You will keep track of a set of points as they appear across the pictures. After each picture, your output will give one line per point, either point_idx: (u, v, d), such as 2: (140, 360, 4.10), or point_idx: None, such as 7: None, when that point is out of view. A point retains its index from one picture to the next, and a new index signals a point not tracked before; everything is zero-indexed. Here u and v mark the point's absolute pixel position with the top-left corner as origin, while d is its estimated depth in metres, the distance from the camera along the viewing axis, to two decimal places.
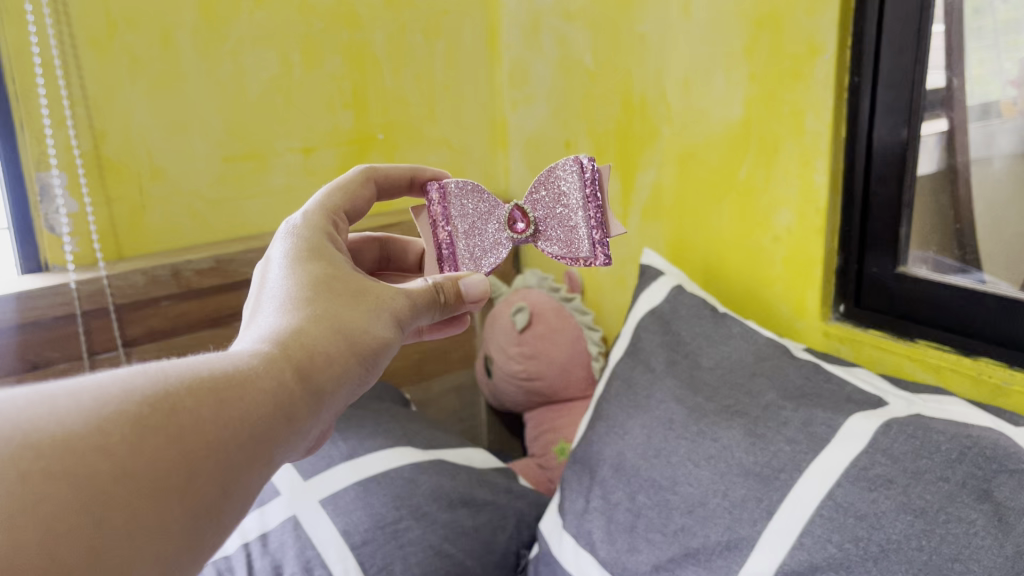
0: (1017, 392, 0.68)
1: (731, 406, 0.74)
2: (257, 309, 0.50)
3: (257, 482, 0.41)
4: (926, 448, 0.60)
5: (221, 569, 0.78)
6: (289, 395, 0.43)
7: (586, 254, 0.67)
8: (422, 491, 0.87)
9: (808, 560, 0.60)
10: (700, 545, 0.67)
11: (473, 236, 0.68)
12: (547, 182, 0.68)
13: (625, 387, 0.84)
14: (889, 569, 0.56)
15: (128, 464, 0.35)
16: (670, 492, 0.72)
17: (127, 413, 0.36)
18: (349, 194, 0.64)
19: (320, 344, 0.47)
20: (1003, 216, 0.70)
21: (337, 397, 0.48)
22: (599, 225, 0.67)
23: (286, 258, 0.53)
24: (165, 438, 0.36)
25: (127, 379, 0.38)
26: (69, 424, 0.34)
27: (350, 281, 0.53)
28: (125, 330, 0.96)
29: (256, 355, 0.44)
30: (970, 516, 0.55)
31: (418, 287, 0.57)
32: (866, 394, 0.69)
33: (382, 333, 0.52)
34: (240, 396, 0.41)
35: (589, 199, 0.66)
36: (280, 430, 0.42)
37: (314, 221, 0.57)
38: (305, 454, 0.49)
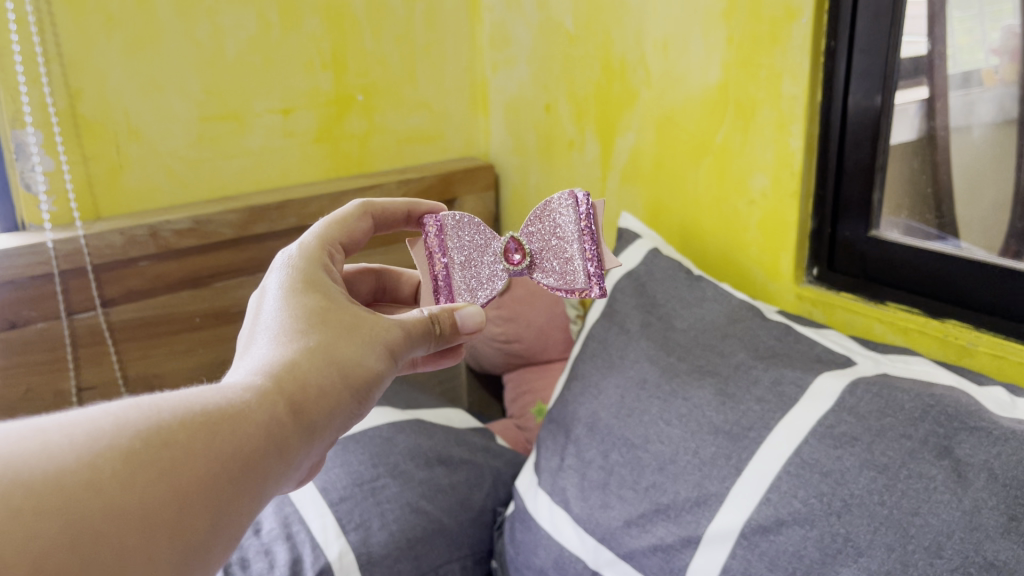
0: (982, 353, 0.69)
1: (702, 366, 0.75)
2: (252, 338, 0.51)
3: (247, 514, 0.43)
4: (890, 406, 0.62)
5: None
6: (279, 428, 0.45)
7: (582, 285, 0.67)
8: (400, 449, 0.88)
9: (775, 515, 0.62)
10: (670, 501, 0.69)
11: (469, 267, 0.68)
12: (542, 216, 0.67)
13: (600, 347, 0.85)
14: (852, 523, 0.58)
15: (117, 500, 0.36)
16: (642, 450, 0.73)
17: (119, 449, 0.38)
18: (345, 228, 0.64)
19: (312, 376, 0.48)
20: (980, 184, 0.71)
21: (329, 429, 0.49)
22: (594, 256, 0.66)
23: (282, 289, 0.53)
24: (155, 473, 0.38)
25: (120, 416, 0.40)
26: (60, 461, 0.36)
27: (345, 313, 0.53)
28: (103, 289, 0.96)
29: (249, 389, 0.45)
30: (930, 472, 0.57)
31: (413, 317, 0.57)
32: (835, 354, 0.71)
33: (376, 365, 0.52)
34: (231, 430, 0.42)
35: (585, 233, 0.66)
36: (270, 462, 0.44)
37: (310, 250, 0.58)
38: (298, 482, 0.50)
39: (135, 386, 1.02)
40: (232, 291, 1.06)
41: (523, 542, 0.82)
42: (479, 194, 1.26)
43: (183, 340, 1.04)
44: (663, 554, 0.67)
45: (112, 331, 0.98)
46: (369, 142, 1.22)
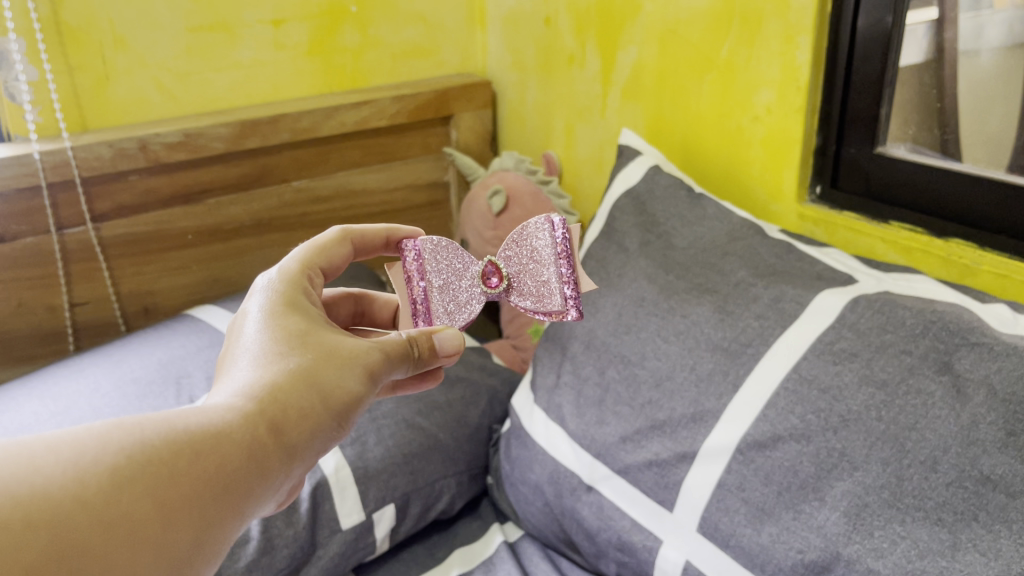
0: (985, 273, 0.69)
1: (701, 284, 0.74)
2: (232, 358, 0.49)
3: (226, 536, 0.42)
4: (891, 323, 0.61)
5: None
6: (260, 448, 0.44)
7: (557, 307, 0.64)
8: None
9: (771, 431, 0.62)
10: (667, 417, 0.69)
11: (447, 290, 0.65)
12: (520, 240, 0.66)
13: (598, 266, 0.84)
14: (849, 439, 0.58)
15: (103, 514, 0.37)
16: (638, 367, 0.73)
17: (104, 465, 0.38)
18: (324, 253, 0.60)
19: (294, 398, 0.46)
20: (987, 108, 0.69)
21: (310, 451, 0.47)
22: (570, 280, 0.64)
23: (262, 310, 0.51)
24: (139, 492, 0.38)
25: (104, 431, 0.40)
26: (47, 475, 0.36)
27: (326, 334, 0.51)
28: (92, 204, 0.94)
29: (230, 408, 0.44)
30: (929, 388, 0.57)
31: (390, 339, 0.54)
32: (836, 273, 0.69)
33: (355, 389, 0.50)
34: (213, 451, 0.42)
35: (560, 255, 0.63)
36: (251, 483, 0.43)
37: (290, 273, 0.56)
38: (277, 504, 0.49)
39: (128, 303, 1.01)
40: (225, 208, 1.04)
41: (519, 458, 0.83)
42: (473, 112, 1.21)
43: (176, 256, 1.02)
44: (658, 470, 0.68)
45: (103, 247, 0.97)
46: (363, 56, 1.18)
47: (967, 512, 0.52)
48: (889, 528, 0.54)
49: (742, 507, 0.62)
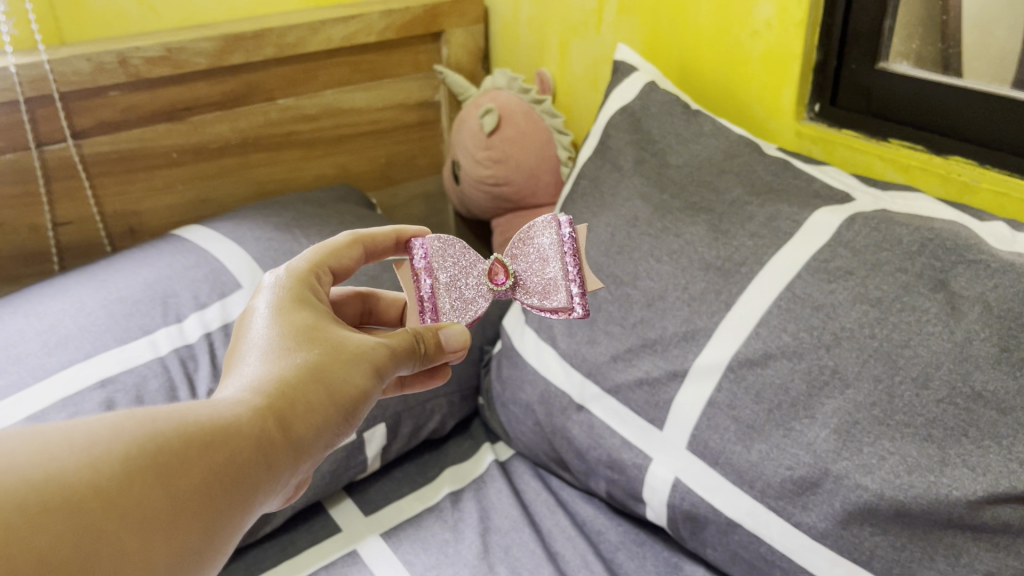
0: (985, 191, 0.68)
1: (697, 203, 0.72)
2: (240, 353, 0.48)
3: (235, 529, 0.41)
4: (887, 241, 0.60)
5: (184, 357, 0.73)
6: (270, 442, 0.43)
7: (563, 304, 0.61)
8: None
9: (763, 349, 0.62)
10: (658, 336, 0.68)
11: (455, 287, 0.61)
12: (525, 239, 0.63)
13: (592, 187, 0.82)
14: (842, 356, 0.58)
15: (116, 502, 0.36)
16: (631, 287, 0.72)
17: (117, 453, 0.37)
18: (333, 255, 0.57)
19: (302, 393, 0.45)
20: (994, 24, 0.66)
21: (318, 448, 0.46)
22: (577, 277, 0.61)
23: (271, 306, 0.50)
24: (151, 483, 0.37)
25: (116, 421, 0.39)
26: (60, 462, 0.36)
27: (334, 330, 0.50)
28: (73, 120, 0.92)
29: (240, 401, 0.43)
30: (924, 305, 0.56)
31: (397, 334, 0.53)
32: (833, 191, 0.68)
33: (364, 385, 0.49)
34: (224, 443, 0.41)
35: (565, 252, 0.61)
36: (259, 477, 0.42)
37: (299, 269, 0.54)
38: (284, 499, 0.48)
39: (114, 223, 0.99)
40: (210, 126, 1.02)
41: (511, 379, 0.83)
42: (465, 29, 1.18)
43: (161, 175, 1.00)
44: (649, 389, 0.68)
45: (86, 164, 0.94)
46: None
47: (957, 428, 0.52)
48: (878, 444, 0.55)
49: (732, 425, 0.62)
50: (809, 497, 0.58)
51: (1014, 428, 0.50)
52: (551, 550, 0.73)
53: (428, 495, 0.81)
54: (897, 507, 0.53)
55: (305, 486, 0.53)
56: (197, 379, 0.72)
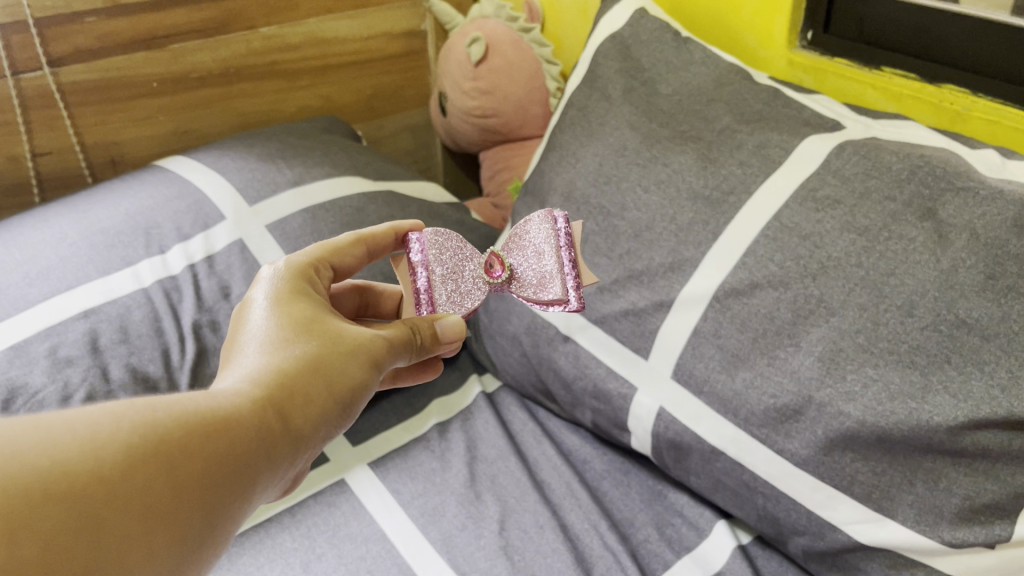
0: (976, 119, 0.68)
1: (686, 132, 0.71)
2: (237, 346, 0.47)
3: (233, 522, 0.40)
4: (877, 169, 0.60)
5: (168, 288, 0.73)
6: (269, 433, 0.42)
7: (557, 296, 0.60)
8: (373, 220, 0.84)
9: (749, 279, 0.62)
10: (645, 268, 0.68)
11: (451, 279, 0.61)
12: (520, 234, 0.63)
13: (580, 116, 0.81)
14: (828, 286, 0.58)
15: (119, 490, 0.35)
16: (618, 218, 0.71)
17: (119, 442, 0.36)
18: (335, 253, 0.58)
19: (299, 385, 0.45)
20: None
21: (314, 440, 0.46)
22: (571, 269, 0.60)
23: (268, 298, 0.49)
24: (153, 474, 0.36)
25: (117, 411, 0.38)
26: (62, 451, 0.35)
27: (330, 323, 0.49)
28: (48, 48, 0.89)
29: (239, 391, 0.43)
30: (911, 234, 0.56)
31: (393, 327, 0.53)
32: (823, 119, 0.67)
33: (360, 377, 0.48)
34: (227, 433, 0.40)
35: (560, 244, 0.60)
36: (259, 469, 0.41)
37: (297, 263, 0.54)
38: (277, 494, 0.47)
39: (95, 154, 0.98)
40: (190, 55, 0.99)
41: (498, 311, 0.83)
42: None
43: (141, 106, 0.98)
44: (635, 319, 0.68)
45: (63, 93, 0.92)
46: None
47: (940, 355, 0.52)
48: (861, 371, 0.55)
49: (717, 354, 0.63)
50: (792, 425, 0.58)
51: (997, 354, 0.50)
52: (537, 478, 0.75)
53: (416, 427, 0.81)
54: (879, 434, 0.54)
55: (297, 482, 0.52)
56: (181, 311, 0.72)
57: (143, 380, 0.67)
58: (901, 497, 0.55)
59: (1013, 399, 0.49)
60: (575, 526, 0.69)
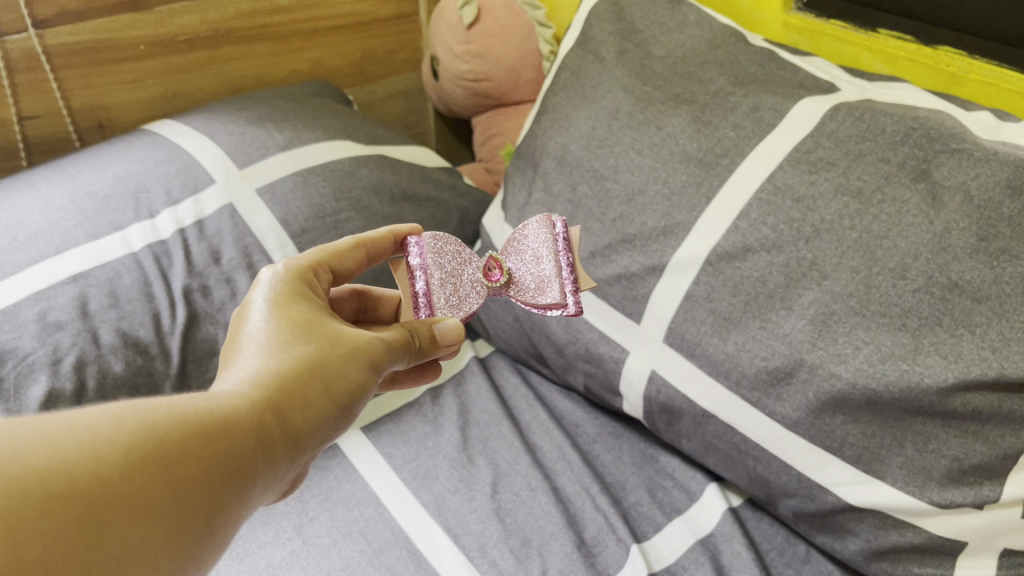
0: (972, 82, 0.67)
1: (679, 95, 0.70)
2: (236, 348, 0.47)
3: (232, 525, 0.40)
4: (871, 130, 0.59)
5: (158, 253, 0.72)
6: (268, 436, 0.42)
7: (555, 298, 0.59)
8: (363, 184, 0.83)
9: (742, 243, 0.61)
10: (637, 232, 0.68)
11: (450, 283, 0.60)
12: (519, 239, 0.62)
13: (573, 79, 0.80)
14: (820, 249, 0.57)
15: (119, 492, 0.35)
16: (611, 182, 0.71)
17: (119, 444, 0.36)
18: (334, 258, 0.58)
19: (298, 386, 0.44)
20: None
21: (313, 442, 0.45)
22: (569, 273, 0.60)
23: (267, 301, 0.49)
24: (153, 476, 0.36)
25: (117, 412, 0.37)
26: (62, 452, 0.34)
27: (328, 326, 0.49)
28: (32, 9, 0.87)
29: (238, 392, 0.42)
30: (905, 196, 0.55)
31: (391, 330, 0.53)
32: (818, 81, 0.66)
33: (358, 379, 0.48)
34: (226, 434, 0.40)
35: (557, 248, 0.60)
36: (258, 471, 0.41)
37: (296, 266, 0.54)
38: (276, 497, 0.47)
39: (82, 119, 0.96)
40: (177, 17, 0.98)
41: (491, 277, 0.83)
42: None
43: (129, 69, 0.97)
44: (627, 283, 0.68)
45: (49, 56, 0.90)
46: None
47: (931, 318, 0.52)
48: (853, 334, 0.55)
49: (709, 317, 0.63)
50: (783, 388, 0.59)
51: (988, 317, 0.50)
52: (529, 442, 0.75)
53: (409, 391, 0.81)
54: (869, 396, 0.54)
55: (296, 485, 0.52)
56: (171, 275, 0.71)
57: (133, 345, 0.67)
58: (891, 459, 0.55)
59: (1003, 361, 0.49)
60: (567, 489, 0.70)
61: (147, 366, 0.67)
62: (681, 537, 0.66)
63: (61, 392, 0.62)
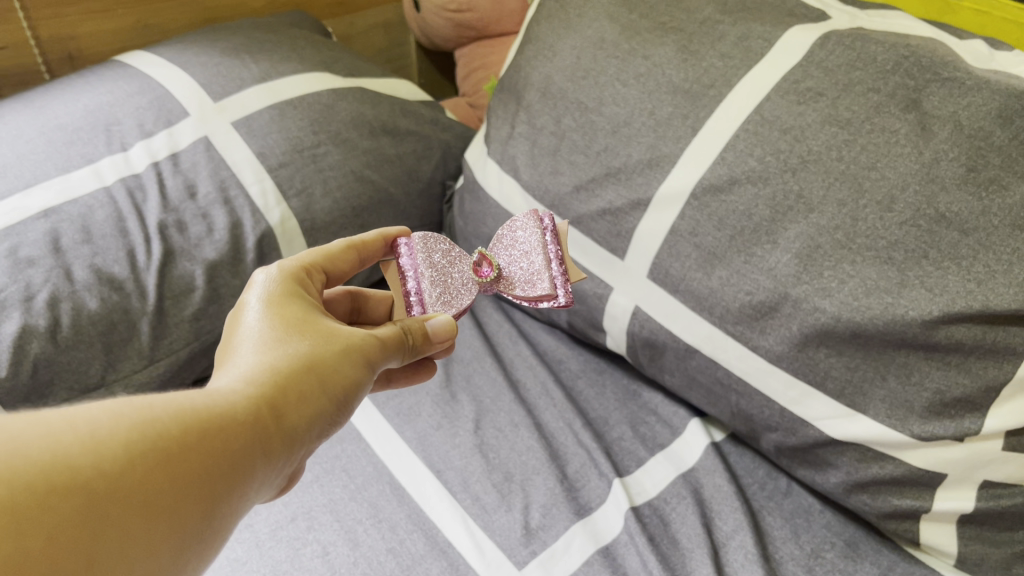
0: (966, 9, 0.66)
1: (666, 23, 0.68)
2: (232, 347, 0.47)
3: (231, 520, 0.39)
4: (861, 60, 0.57)
5: (132, 188, 0.70)
6: (265, 430, 0.42)
7: (547, 289, 0.58)
8: (342, 117, 0.81)
9: (728, 175, 0.60)
10: (622, 165, 0.67)
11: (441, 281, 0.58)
12: (507, 233, 0.61)
13: (557, 8, 0.77)
14: (807, 181, 0.56)
15: (121, 483, 0.34)
16: (595, 114, 0.69)
17: (120, 437, 0.36)
18: (326, 259, 0.57)
19: (293, 382, 0.44)
20: None
21: (309, 437, 0.45)
22: (557, 263, 0.59)
23: (262, 299, 0.49)
24: (153, 470, 0.36)
25: (116, 408, 0.37)
26: (63, 446, 0.34)
27: (324, 324, 0.49)
28: None
29: (233, 390, 0.42)
30: (894, 126, 0.54)
31: (385, 328, 0.52)
32: (808, 9, 0.65)
33: (354, 375, 0.48)
34: (224, 430, 0.39)
35: (546, 241, 0.59)
36: (256, 465, 0.41)
37: (291, 266, 0.53)
38: (273, 495, 0.46)
39: (51, 50, 0.93)
40: None
41: (473, 213, 0.82)
42: None
43: None
44: (611, 219, 0.67)
45: None
46: None
47: (917, 251, 0.51)
48: (838, 268, 0.54)
49: (693, 253, 0.62)
50: (766, 322, 0.58)
51: (975, 249, 0.50)
52: (513, 379, 0.75)
53: None
54: (853, 329, 0.53)
55: (294, 481, 0.51)
56: (145, 210, 0.70)
57: (108, 281, 0.65)
58: (873, 392, 0.55)
59: (987, 293, 0.49)
60: (550, 425, 0.70)
61: (123, 303, 0.66)
62: (663, 471, 0.66)
63: (34, 328, 0.61)
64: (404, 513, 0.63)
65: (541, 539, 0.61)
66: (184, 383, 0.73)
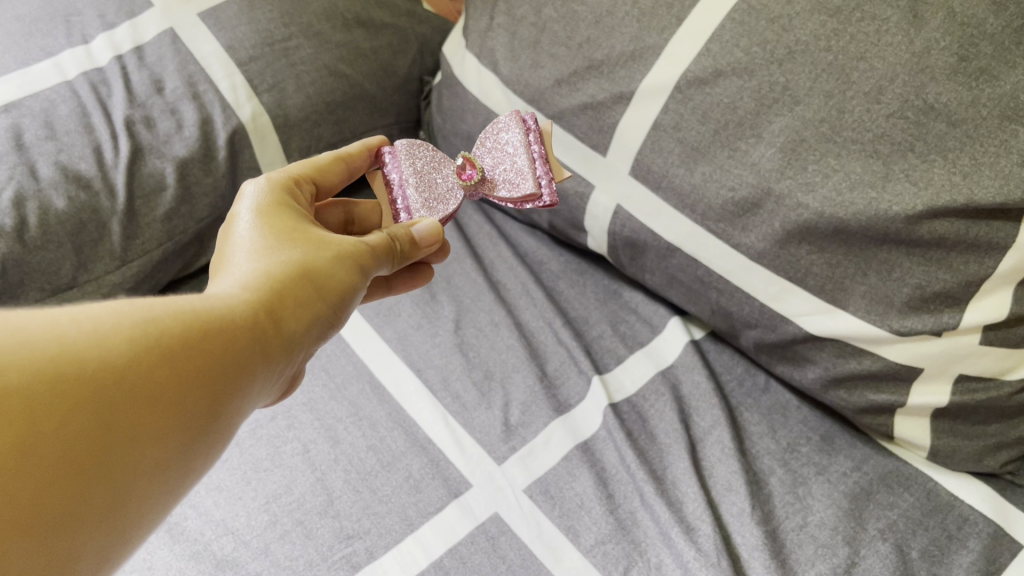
0: None
1: None
2: (226, 254, 0.46)
3: (236, 416, 0.40)
4: None
5: (95, 83, 0.68)
6: (262, 333, 0.42)
7: (531, 189, 0.56)
8: (315, 8, 0.77)
9: (714, 66, 0.57)
10: (605, 58, 0.64)
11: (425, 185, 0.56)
12: (489, 134, 0.59)
13: None
14: (794, 72, 0.54)
15: (125, 381, 0.35)
16: (577, 4, 0.66)
17: (122, 335, 0.36)
18: (316, 172, 0.55)
19: (288, 287, 0.44)
20: None
21: (306, 341, 0.45)
22: (540, 163, 0.57)
23: (254, 207, 0.48)
24: (155, 371, 0.36)
25: (115, 309, 0.37)
26: (67, 344, 0.35)
27: (315, 232, 0.48)
28: None
29: (229, 294, 0.42)
30: (885, 14, 0.51)
31: (372, 234, 0.51)
32: None
33: (348, 279, 0.47)
34: (221, 333, 0.39)
35: (529, 138, 0.57)
36: (256, 366, 0.41)
37: (280, 175, 0.52)
38: (274, 397, 0.47)
39: None
40: None
41: (452, 110, 0.79)
42: None
43: None
44: (593, 114, 0.65)
45: None
46: None
47: (904, 143, 0.50)
48: (823, 162, 0.53)
49: (676, 148, 0.60)
50: (749, 218, 0.57)
51: (961, 141, 0.49)
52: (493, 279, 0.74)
53: None
54: (836, 225, 0.53)
55: (297, 385, 0.52)
56: (111, 106, 0.67)
57: (75, 180, 0.64)
58: (854, 288, 0.55)
59: (972, 186, 0.49)
60: (530, 325, 0.70)
61: (92, 202, 0.64)
62: (644, 369, 0.66)
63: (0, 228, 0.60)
64: (384, 411, 0.63)
65: (521, 436, 0.61)
66: (160, 284, 0.72)
